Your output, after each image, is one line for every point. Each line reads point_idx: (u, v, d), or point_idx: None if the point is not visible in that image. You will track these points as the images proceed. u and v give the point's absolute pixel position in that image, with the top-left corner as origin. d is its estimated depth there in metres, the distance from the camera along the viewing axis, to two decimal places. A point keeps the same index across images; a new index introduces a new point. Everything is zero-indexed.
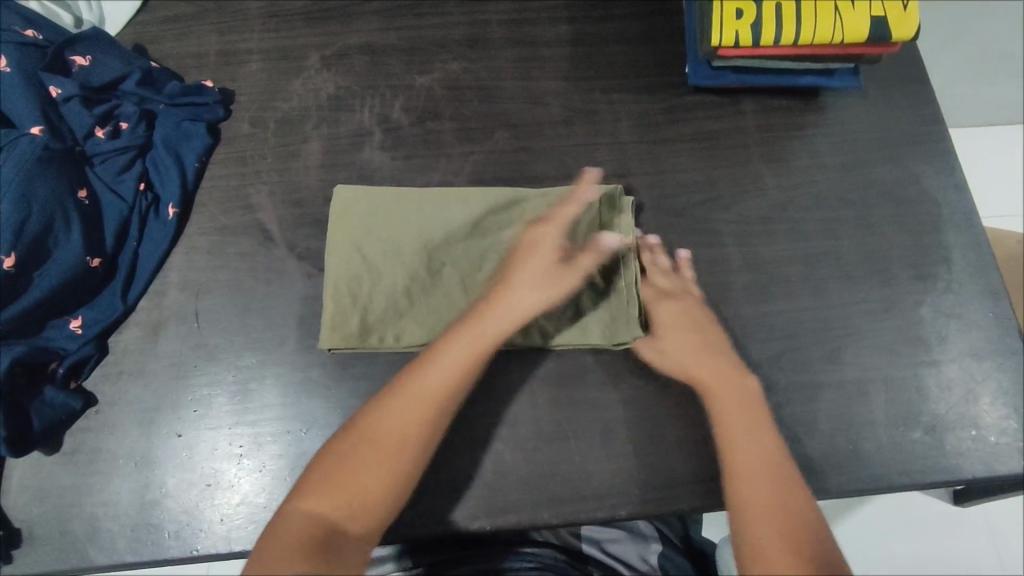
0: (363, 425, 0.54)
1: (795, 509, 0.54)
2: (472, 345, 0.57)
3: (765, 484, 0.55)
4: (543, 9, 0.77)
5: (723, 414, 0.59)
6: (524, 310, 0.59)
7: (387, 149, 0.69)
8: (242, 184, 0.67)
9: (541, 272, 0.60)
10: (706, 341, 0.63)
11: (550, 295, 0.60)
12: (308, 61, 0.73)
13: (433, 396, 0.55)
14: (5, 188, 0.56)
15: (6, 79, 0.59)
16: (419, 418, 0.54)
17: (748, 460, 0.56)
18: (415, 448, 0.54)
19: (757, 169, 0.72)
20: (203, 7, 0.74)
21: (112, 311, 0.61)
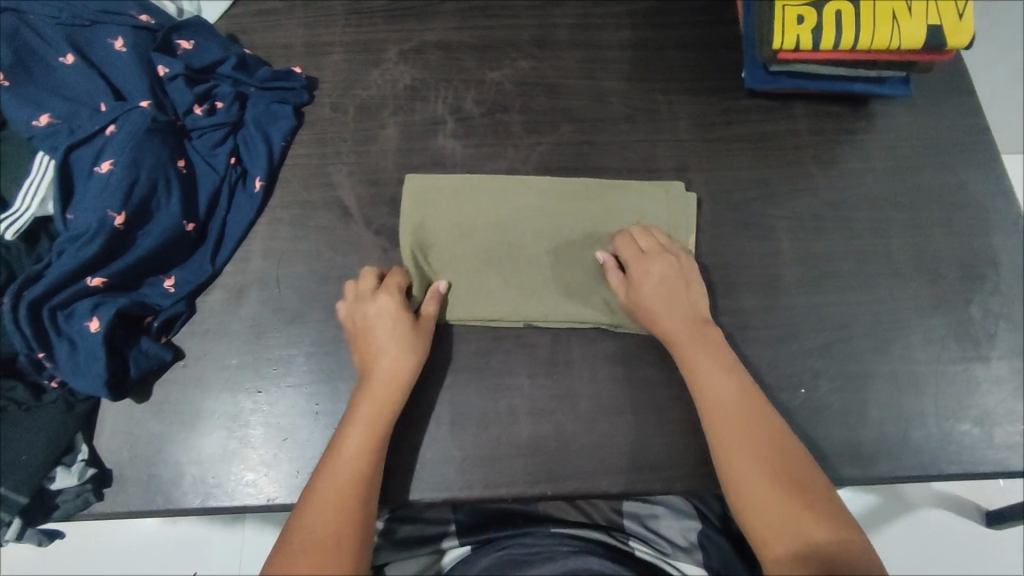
0: (296, 523, 0.53)
1: (800, 470, 0.54)
2: (372, 421, 0.57)
3: (738, 442, 0.56)
4: (607, 15, 0.82)
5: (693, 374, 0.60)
6: (398, 375, 0.60)
7: (459, 137, 0.73)
8: (323, 163, 0.71)
9: (394, 331, 0.61)
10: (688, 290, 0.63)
11: (411, 354, 0.61)
12: (386, 54, 0.78)
13: (350, 475, 0.55)
14: (119, 153, 0.61)
15: (123, 58, 0.65)
16: (343, 499, 0.54)
17: (734, 418, 0.57)
18: (359, 525, 0.54)
19: (809, 169, 0.75)
20: (292, 3, 0.79)
21: (202, 273, 0.65)
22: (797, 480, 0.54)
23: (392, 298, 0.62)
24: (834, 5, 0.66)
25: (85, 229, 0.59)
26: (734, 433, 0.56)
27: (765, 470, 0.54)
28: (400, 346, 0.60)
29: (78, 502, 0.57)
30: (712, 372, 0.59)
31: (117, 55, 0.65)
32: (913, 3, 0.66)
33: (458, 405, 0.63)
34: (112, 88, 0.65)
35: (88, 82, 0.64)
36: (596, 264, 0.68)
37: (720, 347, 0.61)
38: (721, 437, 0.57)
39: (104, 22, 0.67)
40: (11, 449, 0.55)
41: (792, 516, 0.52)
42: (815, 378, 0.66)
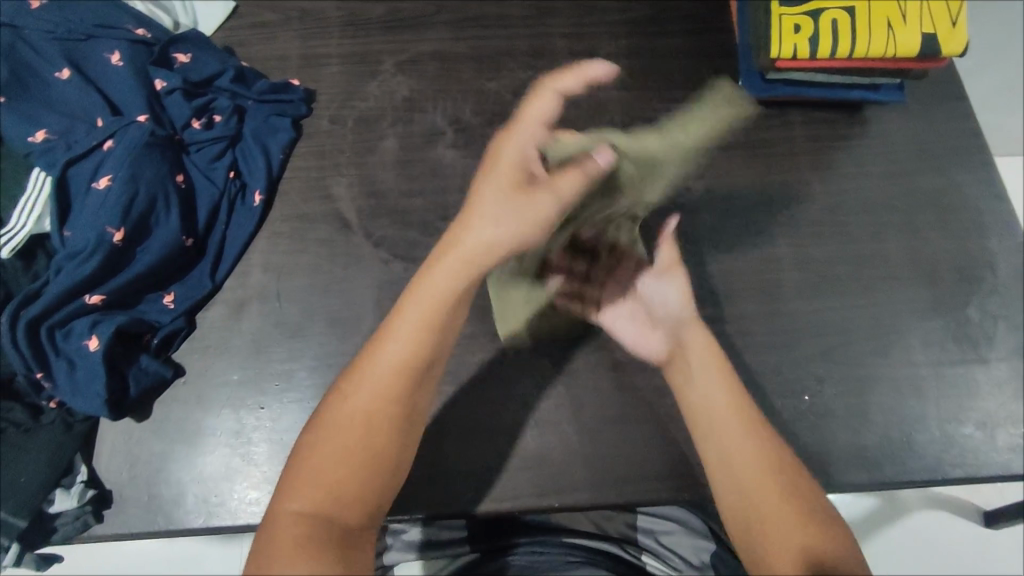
0: (331, 413, 0.49)
1: (813, 499, 0.50)
2: (428, 309, 0.50)
3: (744, 456, 0.52)
4: (603, 25, 0.82)
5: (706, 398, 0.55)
6: (477, 253, 0.50)
7: (458, 147, 0.73)
8: (322, 175, 0.71)
9: (491, 204, 0.50)
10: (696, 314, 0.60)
11: (496, 230, 0.50)
12: (383, 66, 0.77)
13: (400, 368, 0.49)
14: (116, 168, 0.60)
15: (119, 72, 0.65)
16: (385, 395, 0.49)
17: (749, 443, 0.52)
18: (393, 425, 0.49)
19: (807, 176, 0.76)
20: (287, 15, 0.79)
21: (202, 288, 0.64)
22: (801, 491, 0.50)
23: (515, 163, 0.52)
24: (828, 14, 0.67)
25: (83, 246, 0.58)
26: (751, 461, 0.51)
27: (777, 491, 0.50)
28: (483, 223, 0.50)
29: (77, 525, 0.56)
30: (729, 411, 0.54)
31: (113, 69, 0.65)
32: (907, 11, 0.66)
33: (462, 417, 0.63)
34: (108, 103, 0.64)
35: (85, 97, 0.63)
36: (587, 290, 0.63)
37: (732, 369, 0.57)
38: (733, 463, 0.52)
39: (100, 36, 0.66)
40: (10, 473, 0.54)
41: (798, 528, 0.48)
42: (819, 384, 0.67)
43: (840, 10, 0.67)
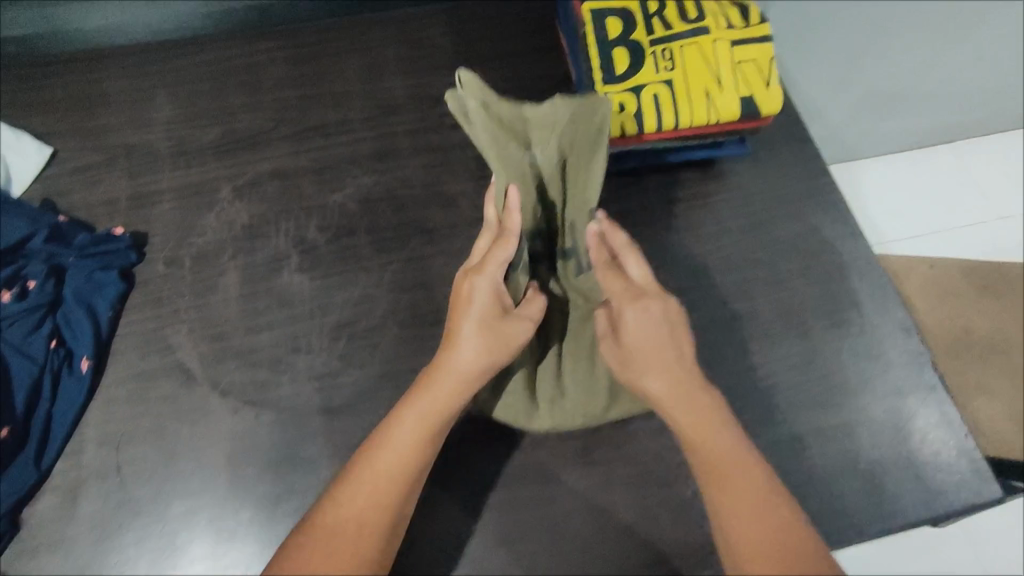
0: (324, 512, 0.49)
1: (816, 566, 0.45)
2: (429, 409, 0.52)
3: (748, 521, 0.47)
4: (446, 115, 0.81)
5: (713, 469, 0.50)
6: (473, 369, 0.53)
7: (305, 271, 0.70)
8: (159, 326, 0.66)
9: (477, 331, 0.54)
10: (679, 356, 0.54)
11: (492, 356, 0.54)
12: (220, 193, 0.74)
13: (401, 468, 0.50)
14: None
15: None
16: (382, 499, 0.49)
17: (747, 512, 0.47)
18: (411, 496, 0.51)
19: (667, 242, 0.75)
20: (113, 154, 0.76)
21: (25, 480, 0.58)
22: (802, 559, 0.45)
23: (485, 283, 0.55)
24: (649, 88, 0.67)
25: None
26: (745, 538, 0.47)
27: (780, 561, 0.45)
28: (477, 350, 0.53)
29: None
30: (735, 478, 0.49)
31: None
32: (723, 77, 0.67)
33: None
34: None
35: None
36: (554, 374, 0.63)
37: (734, 427, 0.52)
38: (730, 539, 0.47)
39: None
40: None
41: None
42: None
43: (660, 83, 0.67)
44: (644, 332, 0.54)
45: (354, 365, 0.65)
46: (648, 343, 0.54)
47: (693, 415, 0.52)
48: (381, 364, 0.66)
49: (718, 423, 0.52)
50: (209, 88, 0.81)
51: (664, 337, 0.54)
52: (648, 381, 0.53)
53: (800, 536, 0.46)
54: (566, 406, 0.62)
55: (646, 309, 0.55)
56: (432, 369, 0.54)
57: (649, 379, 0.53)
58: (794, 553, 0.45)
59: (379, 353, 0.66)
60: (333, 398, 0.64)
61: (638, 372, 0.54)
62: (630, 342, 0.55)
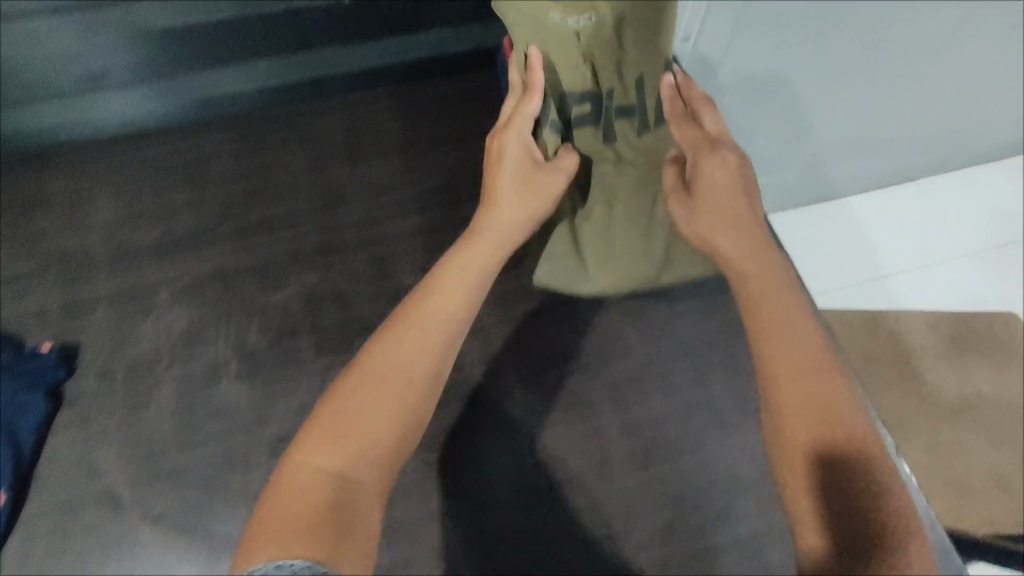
0: (372, 360, 0.48)
1: (858, 432, 0.45)
2: (477, 270, 0.54)
3: (818, 417, 0.46)
4: (394, 205, 0.80)
5: (782, 337, 0.49)
6: (517, 220, 0.56)
7: (244, 379, 0.67)
8: (87, 447, 0.63)
9: (516, 180, 0.56)
10: (741, 210, 0.54)
11: (530, 205, 0.57)
12: (157, 299, 0.72)
13: (451, 319, 0.51)
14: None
15: None
16: (434, 342, 0.50)
17: (786, 343, 0.49)
18: (448, 361, 0.51)
19: (621, 327, 0.72)
20: (47, 261, 0.74)
21: None
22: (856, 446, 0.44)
23: (517, 138, 0.55)
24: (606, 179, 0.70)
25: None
26: (801, 401, 0.46)
27: (835, 459, 0.44)
28: (521, 207, 0.56)
29: None
30: (799, 344, 0.48)
31: None
32: None
33: None
34: None
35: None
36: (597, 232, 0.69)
37: (801, 299, 0.52)
38: (784, 400, 0.47)
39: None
40: None
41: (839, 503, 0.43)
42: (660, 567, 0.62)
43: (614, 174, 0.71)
44: (715, 187, 0.54)
45: None
46: (726, 190, 0.54)
47: (761, 293, 0.51)
48: None
49: (776, 266, 0.53)
50: (150, 186, 0.79)
51: (733, 202, 0.54)
52: (716, 241, 0.54)
53: (851, 406, 0.47)
54: (608, 253, 0.70)
55: (723, 158, 0.54)
56: (474, 225, 0.56)
57: (699, 220, 0.55)
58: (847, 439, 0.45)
59: None
60: None
61: (694, 220, 0.55)
62: (701, 200, 0.55)
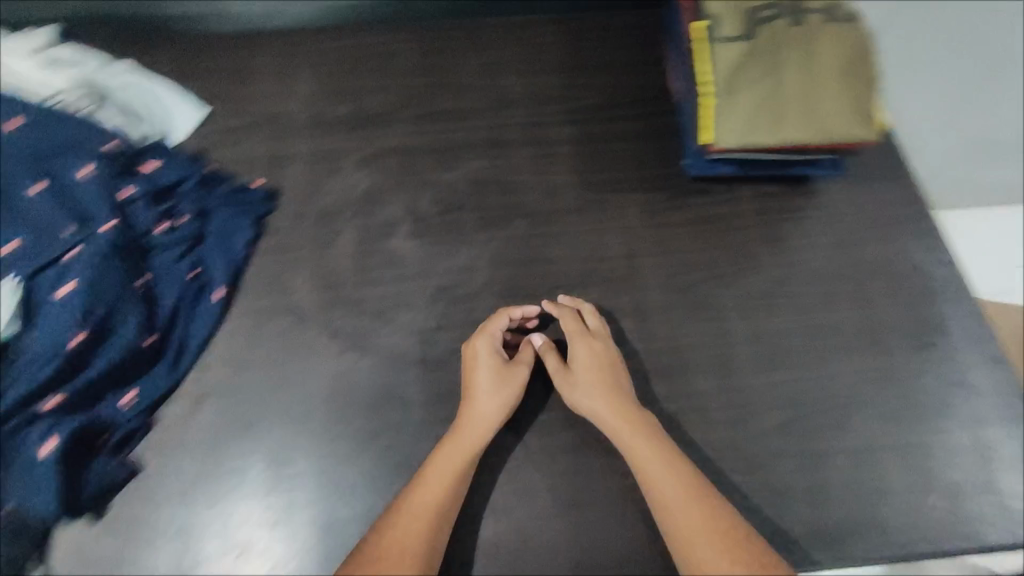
0: (377, 543, 0.56)
1: (733, 527, 0.57)
2: (453, 459, 0.61)
3: (711, 540, 0.56)
4: (556, 114, 0.88)
5: (645, 474, 0.61)
6: (493, 416, 0.64)
7: (416, 237, 0.77)
8: (281, 270, 0.74)
9: (494, 381, 0.65)
10: (616, 385, 0.66)
11: (508, 397, 0.65)
12: (345, 162, 0.82)
13: (435, 502, 0.59)
14: (79, 270, 0.63)
15: (87, 184, 0.68)
16: (422, 519, 0.57)
17: (673, 493, 0.59)
18: (442, 530, 0.58)
19: (755, 250, 0.78)
20: (256, 119, 0.85)
21: (160, 387, 0.66)
22: (744, 558, 0.55)
23: (489, 336, 0.67)
24: None
25: (48, 358, 0.60)
26: (690, 530, 0.57)
27: (724, 552, 0.55)
28: (497, 399, 0.64)
29: None
30: (668, 471, 0.60)
31: (85, 180, 0.68)
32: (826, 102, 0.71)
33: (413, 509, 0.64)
34: (76, 211, 0.67)
35: (50, 207, 0.66)
36: (773, 93, 0.70)
37: (662, 434, 0.63)
38: (675, 527, 0.58)
39: (68, 153, 0.69)
40: None
41: None
42: (778, 457, 0.67)
43: None
44: (586, 369, 0.67)
45: (451, 327, 0.71)
46: (593, 369, 0.67)
47: (629, 425, 0.63)
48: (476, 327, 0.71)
49: (650, 424, 0.64)
50: (344, 70, 0.90)
51: (612, 364, 0.68)
52: (591, 403, 0.65)
53: (718, 508, 0.58)
54: (785, 115, 0.70)
55: (595, 316, 0.71)
56: (456, 420, 0.64)
57: (585, 396, 0.66)
58: (736, 556, 0.55)
59: (474, 317, 0.72)
60: (431, 352, 0.70)
61: (580, 390, 0.66)
62: (584, 373, 0.67)
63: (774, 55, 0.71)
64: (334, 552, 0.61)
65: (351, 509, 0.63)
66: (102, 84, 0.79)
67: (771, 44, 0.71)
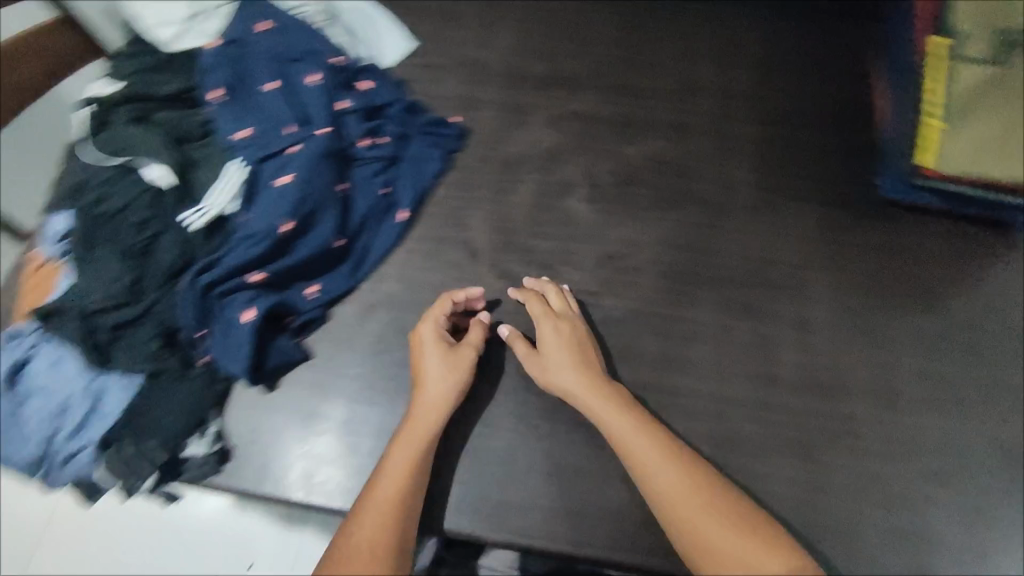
0: (345, 542, 0.57)
1: (720, 496, 0.58)
2: (410, 446, 0.62)
3: (702, 506, 0.57)
4: (743, 110, 0.85)
5: (631, 457, 0.60)
6: (433, 399, 0.64)
7: (590, 201, 0.78)
8: (462, 206, 0.77)
9: (440, 366, 0.65)
10: (595, 368, 0.65)
11: (454, 377, 0.65)
12: (533, 117, 0.84)
13: (398, 492, 0.59)
14: (298, 164, 0.69)
15: (314, 90, 0.74)
16: (390, 506, 0.59)
17: (660, 467, 0.59)
18: (413, 505, 0.60)
19: (941, 290, 0.73)
20: (457, 61, 0.89)
21: (340, 286, 0.71)
22: (733, 518, 0.57)
23: (432, 323, 0.67)
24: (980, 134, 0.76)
25: (263, 233, 0.66)
26: (681, 513, 0.57)
27: (710, 514, 0.57)
28: (437, 381, 0.64)
29: (202, 471, 0.63)
30: (655, 451, 0.60)
31: (311, 86, 0.75)
32: None
33: (548, 455, 0.65)
34: (301, 114, 0.73)
35: (281, 104, 0.73)
36: (999, 134, 0.74)
37: (643, 411, 0.63)
38: (667, 512, 0.58)
39: (304, 62, 0.77)
40: (158, 416, 0.62)
41: (742, 551, 0.55)
42: (935, 504, 0.63)
43: None
44: (561, 350, 0.66)
45: (613, 294, 0.72)
46: (567, 355, 0.66)
47: (609, 407, 0.63)
48: (638, 299, 0.72)
49: (619, 397, 0.64)
50: (543, 28, 0.91)
51: (581, 339, 0.67)
52: (565, 380, 0.65)
53: (705, 480, 0.59)
54: (1006, 156, 0.74)
55: (558, 296, 0.70)
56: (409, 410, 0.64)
57: (558, 373, 0.65)
58: (727, 522, 0.56)
59: (638, 290, 0.72)
60: (590, 314, 0.72)
61: (544, 368, 0.66)
62: (551, 354, 0.66)
63: (1010, 96, 0.75)
64: (474, 475, 0.65)
65: (501, 439, 0.66)
66: (367, 16, 0.89)
67: (1012, 84, 0.75)
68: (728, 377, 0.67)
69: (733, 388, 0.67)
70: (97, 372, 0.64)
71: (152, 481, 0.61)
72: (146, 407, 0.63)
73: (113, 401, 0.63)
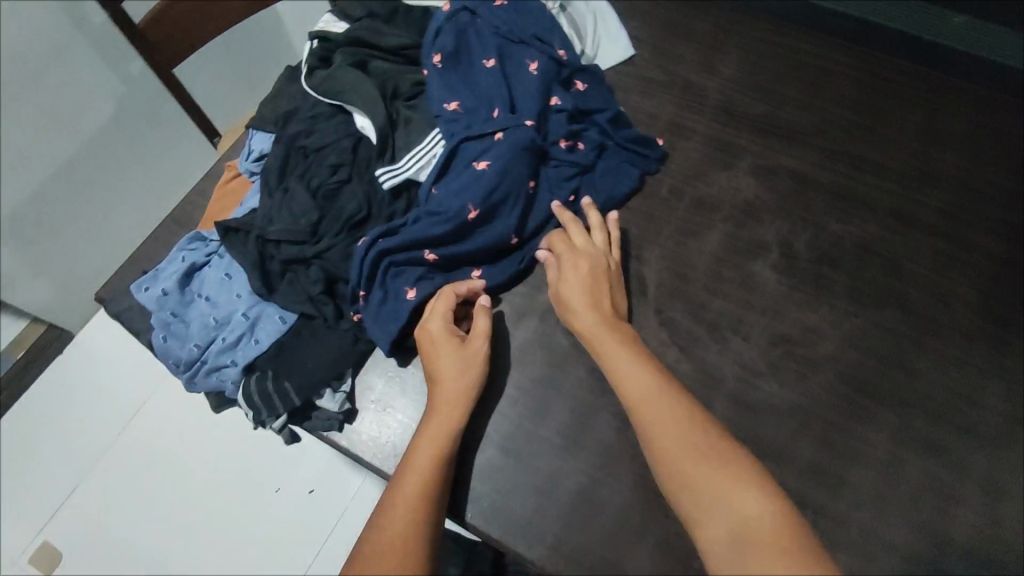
0: (368, 541, 0.52)
1: (706, 433, 0.54)
2: (432, 436, 0.57)
3: (693, 443, 0.53)
4: (986, 219, 0.73)
5: (626, 390, 0.57)
6: (452, 391, 0.59)
7: (778, 271, 0.71)
8: (640, 237, 0.73)
9: (456, 356, 0.60)
10: (601, 298, 0.63)
11: (470, 367, 0.60)
12: (740, 162, 0.77)
13: (422, 486, 0.54)
14: (501, 152, 0.67)
15: (530, 79, 0.72)
16: (414, 500, 0.53)
17: (653, 400, 0.56)
18: (440, 495, 0.55)
19: None
20: (673, 81, 0.83)
21: (500, 281, 0.68)
22: (720, 456, 0.52)
23: (439, 315, 0.62)
24: None
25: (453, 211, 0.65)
26: (670, 452, 0.53)
27: (701, 449, 0.52)
28: (455, 370, 0.60)
29: (325, 424, 0.62)
30: (649, 384, 0.57)
31: (529, 75, 0.72)
32: None
33: (661, 532, 0.58)
34: (511, 99, 0.71)
35: (498, 88, 0.71)
36: None
37: (637, 344, 0.61)
38: (659, 456, 0.53)
39: (526, 48, 0.75)
40: (304, 359, 0.63)
41: (722, 486, 0.50)
42: None
43: None
44: (576, 283, 0.64)
45: (779, 379, 0.65)
46: (580, 289, 0.63)
47: (609, 338, 0.60)
48: (806, 394, 0.64)
49: (618, 327, 0.62)
50: (775, 67, 0.83)
51: (597, 270, 0.65)
52: (580, 310, 0.63)
53: (696, 418, 0.55)
54: None
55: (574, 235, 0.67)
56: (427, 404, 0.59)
57: (575, 307, 0.63)
58: (715, 462, 0.52)
59: (808, 384, 0.65)
60: (749, 394, 0.64)
61: (565, 304, 0.64)
62: (570, 287, 0.64)
63: None
64: (578, 522, 0.59)
65: (613, 495, 0.60)
66: (609, 29, 0.86)
67: None
68: (892, 516, 0.59)
69: (895, 531, 0.58)
70: (260, 299, 0.66)
71: (281, 423, 0.63)
72: (293, 347, 0.64)
73: (265, 331, 0.65)
